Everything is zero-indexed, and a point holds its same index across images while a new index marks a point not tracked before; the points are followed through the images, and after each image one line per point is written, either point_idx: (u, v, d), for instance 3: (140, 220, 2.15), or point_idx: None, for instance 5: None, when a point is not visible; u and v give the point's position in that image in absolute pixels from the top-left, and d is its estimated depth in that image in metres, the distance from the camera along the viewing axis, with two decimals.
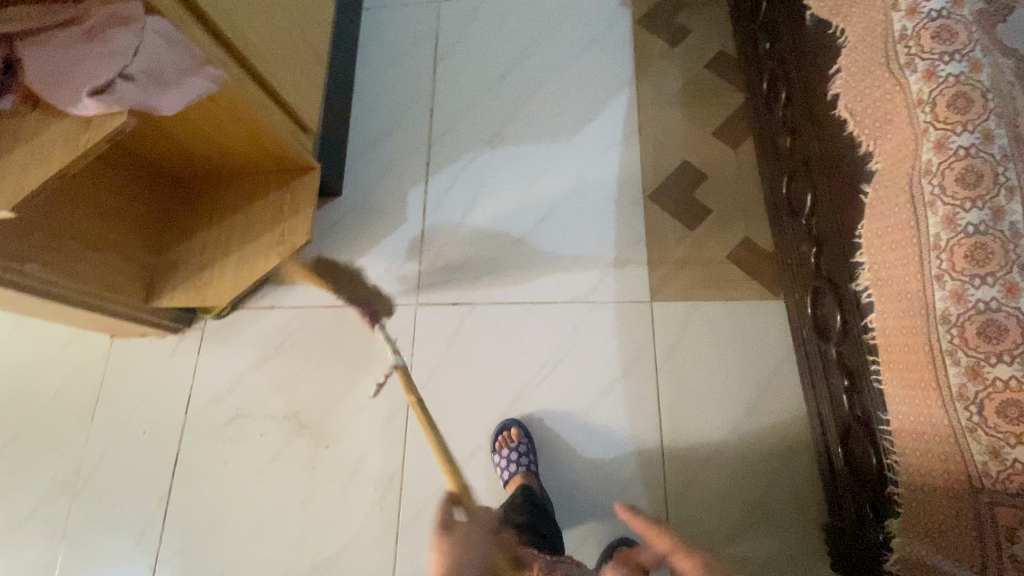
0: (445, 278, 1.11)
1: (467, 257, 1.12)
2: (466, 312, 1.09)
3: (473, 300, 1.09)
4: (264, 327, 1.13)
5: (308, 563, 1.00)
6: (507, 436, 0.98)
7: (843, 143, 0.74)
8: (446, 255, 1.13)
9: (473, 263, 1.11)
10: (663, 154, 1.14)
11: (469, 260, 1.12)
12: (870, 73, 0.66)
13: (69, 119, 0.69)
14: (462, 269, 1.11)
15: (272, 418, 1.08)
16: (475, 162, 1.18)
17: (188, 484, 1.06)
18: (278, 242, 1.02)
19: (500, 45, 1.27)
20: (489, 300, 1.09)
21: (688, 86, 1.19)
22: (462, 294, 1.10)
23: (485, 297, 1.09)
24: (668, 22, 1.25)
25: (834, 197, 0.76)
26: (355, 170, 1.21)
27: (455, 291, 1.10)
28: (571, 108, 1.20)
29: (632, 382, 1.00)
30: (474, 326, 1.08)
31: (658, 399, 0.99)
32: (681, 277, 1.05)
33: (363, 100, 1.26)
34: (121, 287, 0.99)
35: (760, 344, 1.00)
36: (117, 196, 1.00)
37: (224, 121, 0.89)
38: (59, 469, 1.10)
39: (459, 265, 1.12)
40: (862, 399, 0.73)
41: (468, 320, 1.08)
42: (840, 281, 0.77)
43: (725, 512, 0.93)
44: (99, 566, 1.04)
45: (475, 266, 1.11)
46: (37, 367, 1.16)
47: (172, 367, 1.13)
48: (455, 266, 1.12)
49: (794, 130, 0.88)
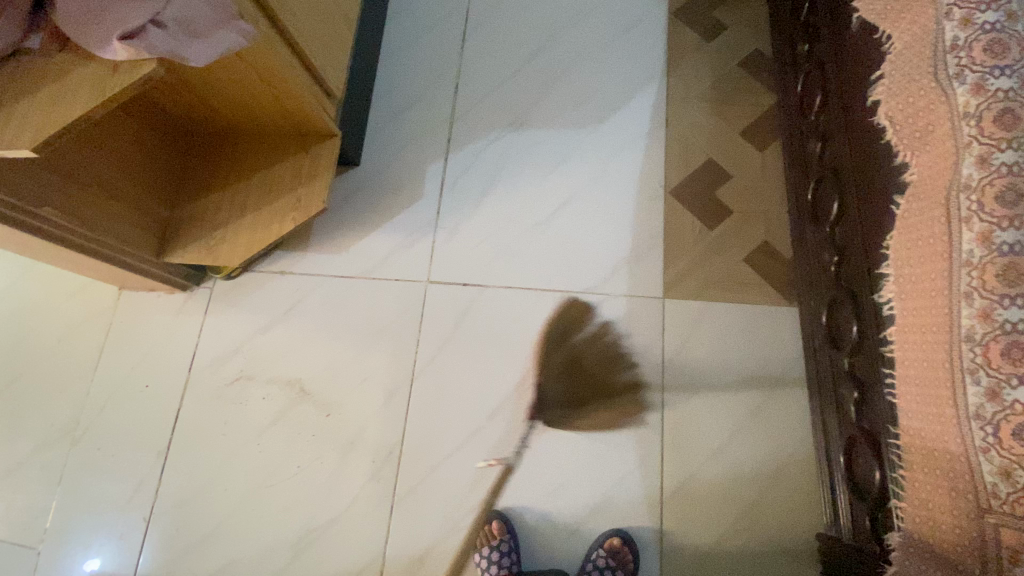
0: (457, 258, 1.11)
1: (480, 240, 1.11)
2: (476, 294, 1.08)
3: (486, 283, 1.09)
4: (274, 291, 1.13)
5: (302, 527, 1.00)
6: (490, 532, 0.94)
7: (878, 151, 0.72)
8: (460, 237, 1.12)
9: (486, 246, 1.11)
10: (688, 151, 1.12)
11: (482, 244, 1.11)
12: (914, 81, 0.65)
13: (97, 63, 0.68)
14: (474, 252, 1.11)
15: (276, 383, 1.08)
16: (497, 142, 1.17)
17: (186, 441, 1.07)
18: (293, 207, 1.01)
19: (531, 26, 1.25)
20: (500, 285, 1.08)
21: (719, 83, 1.17)
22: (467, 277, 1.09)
23: (495, 281, 1.08)
24: (704, 16, 1.22)
25: (864, 206, 0.75)
26: (376, 141, 1.19)
27: (466, 272, 1.10)
28: (598, 96, 1.18)
29: (601, 371, 1.01)
30: (482, 309, 1.07)
31: (628, 391, 1.00)
32: (697, 276, 1.04)
33: (388, 70, 1.25)
34: (134, 239, 0.98)
35: (770, 349, 0.99)
36: (136, 147, 0.99)
37: (251, 80, 0.88)
38: (59, 415, 1.10)
39: (472, 247, 1.11)
40: (871, 411, 0.73)
41: (475, 303, 1.08)
42: (859, 290, 0.76)
43: (721, 514, 0.93)
44: (93, 514, 1.05)
45: (488, 250, 1.10)
46: (44, 313, 1.16)
47: (179, 324, 1.13)
48: (468, 249, 1.11)
49: (826, 135, 0.87)
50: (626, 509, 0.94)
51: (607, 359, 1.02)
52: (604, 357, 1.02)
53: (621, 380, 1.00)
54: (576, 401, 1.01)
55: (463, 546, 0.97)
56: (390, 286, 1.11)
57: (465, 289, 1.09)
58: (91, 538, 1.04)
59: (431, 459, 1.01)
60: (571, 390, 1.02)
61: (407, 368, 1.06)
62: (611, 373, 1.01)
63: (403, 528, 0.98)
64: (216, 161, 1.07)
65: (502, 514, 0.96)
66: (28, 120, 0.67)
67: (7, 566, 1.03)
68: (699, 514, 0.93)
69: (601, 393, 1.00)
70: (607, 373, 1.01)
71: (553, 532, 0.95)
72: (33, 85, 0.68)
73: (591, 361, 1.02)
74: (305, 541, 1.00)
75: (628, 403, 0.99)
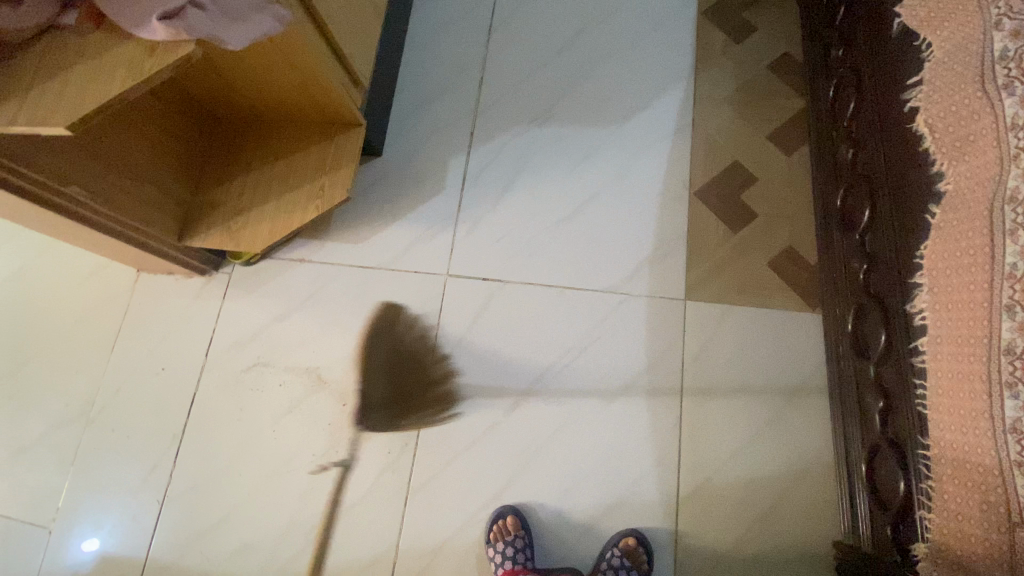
0: (476, 252, 1.10)
1: (500, 235, 1.11)
2: (495, 289, 1.08)
3: (505, 278, 1.08)
4: (293, 279, 1.12)
5: (316, 515, 1.01)
6: (504, 527, 0.94)
7: (914, 160, 0.72)
8: (481, 231, 1.12)
9: (505, 242, 1.10)
10: (713, 152, 1.12)
11: (500, 239, 1.11)
12: (959, 90, 0.64)
13: (135, 43, 0.67)
14: (493, 247, 1.10)
15: (292, 370, 1.08)
16: (521, 137, 1.16)
17: (201, 425, 1.07)
18: (317, 195, 1.01)
19: (559, 20, 1.24)
20: (518, 281, 1.08)
21: (747, 85, 1.16)
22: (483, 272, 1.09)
23: (514, 277, 1.08)
24: (734, 17, 1.21)
25: (896, 214, 0.75)
26: (399, 131, 1.19)
27: (485, 266, 1.09)
28: (624, 94, 1.17)
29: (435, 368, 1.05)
30: (498, 306, 1.07)
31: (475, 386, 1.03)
32: (719, 279, 1.04)
33: (413, 60, 1.24)
34: (157, 221, 0.98)
35: (791, 355, 0.99)
36: (162, 130, 0.99)
37: (281, 67, 0.87)
38: (75, 395, 1.10)
39: (493, 242, 1.11)
40: (897, 421, 0.73)
41: (493, 298, 1.07)
42: (888, 300, 0.76)
43: (738, 518, 0.93)
44: (106, 495, 1.05)
45: (508, 245, 1.10)
46: (62, 292, 1.16)
47: (197, 308, 1.13)
48: (488, 243, 1.11)
49: (859, 142, 0.86)
50: (640, 509, 0.94)
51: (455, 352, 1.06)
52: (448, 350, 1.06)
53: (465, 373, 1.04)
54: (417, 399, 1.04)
55: (477, 540, 0.97)
56: (409, 278, 1.10)
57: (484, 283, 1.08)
58: (105, 518, 1.04)
59: (446, 451, 1.01)
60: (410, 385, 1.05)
61: (424, 361, 1.06)
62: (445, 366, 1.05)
63: (417, 520, 0.98)
64: (239, 146, 1.07)
65: (516, 510, 0.96)
66: (63, 98, 0.66)
67: (21, 544, 1.04)
68: (715, 517, 0.93)
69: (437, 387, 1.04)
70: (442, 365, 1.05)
71: (566, 530, 0.95)
72: (70, 63, 0.68)
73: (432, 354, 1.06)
74: (319, 529, 1.00)
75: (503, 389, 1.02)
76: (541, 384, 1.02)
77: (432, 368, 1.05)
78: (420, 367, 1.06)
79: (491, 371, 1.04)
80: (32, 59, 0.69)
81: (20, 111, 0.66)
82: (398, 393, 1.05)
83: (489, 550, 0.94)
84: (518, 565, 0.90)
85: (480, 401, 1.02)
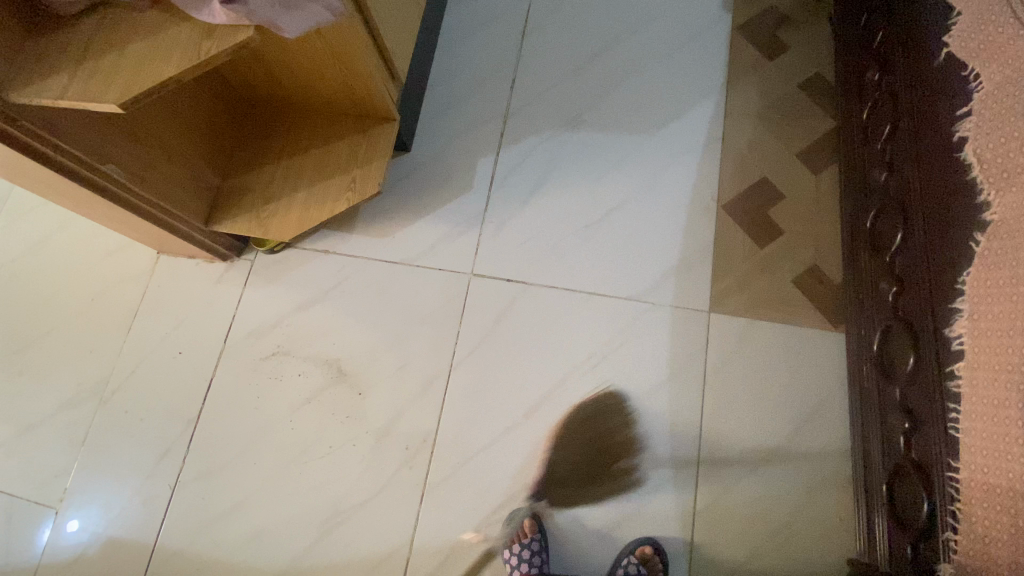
0: (599, 431, 1.00)
1: (628, 413, 1.00)
2: (621, 473, 0.97)
3: (628, 461, 0.98)
4: (317, 269, 1.12)
5: (330, 507, 1.00)
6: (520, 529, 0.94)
7: (950, 186, 0.73)
8: (609, 407, 1.01)
9: (633, 424, 0.99)
10: (742, 168, 1.13)
11: (625, 420, 1.00)
12: (1008, 122, 0.65)
13: (191, 26, 0.67)
14: (616, 426, 1.00)
15: (313, 362, 1.07)
16: (551, 140, 1.17)
17: (219, 411, 1.06)
18: (348, 187, 1.01)
19: (593, 28, 1.25)
20: (643, 466, 0.97)
21: (778, 103, 1.17)
22: (606, 455, 0.98)
23: (643, 466, 0.97)
24: (767, 35, 1.22)
25: (931, 239, 0.76)
26: (429, 128, 1.19)
27: (608, 447, 0.99)
28: (655, 104, 1.18)
29: (428, 364, 1.06)
30: (622, 490, 0.97)
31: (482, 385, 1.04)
32: (743, 292, 1.05)
33: (446, 59, 1.24)
34: (186, 204, 0.98)
35: (813, 371, 1.00)
36: (196, 112, 0.98)
37: (323, 58, 0.87)
38: (88, 375, 1.09)
39: (615, 420, 1.00)
40: (923, 442, 0.74)
41: (618, 479, 0.97)
42: (919, 323, 0.77)
43: (753, 531, 0.93)
44: (117, 477, 1.04)
45: (635, 426, 0.99)
46: (81, 270, 1.15)
47: (217, 292, 1.12)
48: (608, 418, 1.00)
49: (892, 165, 0.87)
50: (657, 518, 0.95)
51: (440, 343, 1.06)
52: (439, 345, 1.06)
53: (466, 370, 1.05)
54: (400, 391, 1.05)
55: (492, 541, 0.96)
56: (434, 275, 1.10)
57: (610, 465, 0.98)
58: (114, 500, 1.03)
59: (465, 450, 1.01)
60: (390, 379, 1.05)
61: (445, 360, 1.06)
62: (436, 362, 1.06)
63: (434, 518, 0.98)
64: (271, 134, 1.07)
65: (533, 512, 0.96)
66: (114, 74, 0.66)
67: (26, 522, 1.02)
68: (731, 529, 0.94)
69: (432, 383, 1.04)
70: (430, 364, 1.06)
71: (583, 535, 0.96)
72: (122, 39, 0.68)
73: (422, 350, 1.06)
74: (333, 521, 0.99)
75: (528, 394, 1.02)
76: (569, 387, 1.02)
77: (427, 367, 1.05)
78: (410, 364, 1.06)
79: (514, 373, 1.04)
80: (82, 35, 0.69)
81: (71, 85, 0.66)
82: (393, 386, 1.05)
83: (504, 553, 0.94)
84: (533, 567, 0.91)
85: (502, 402, 1.03)
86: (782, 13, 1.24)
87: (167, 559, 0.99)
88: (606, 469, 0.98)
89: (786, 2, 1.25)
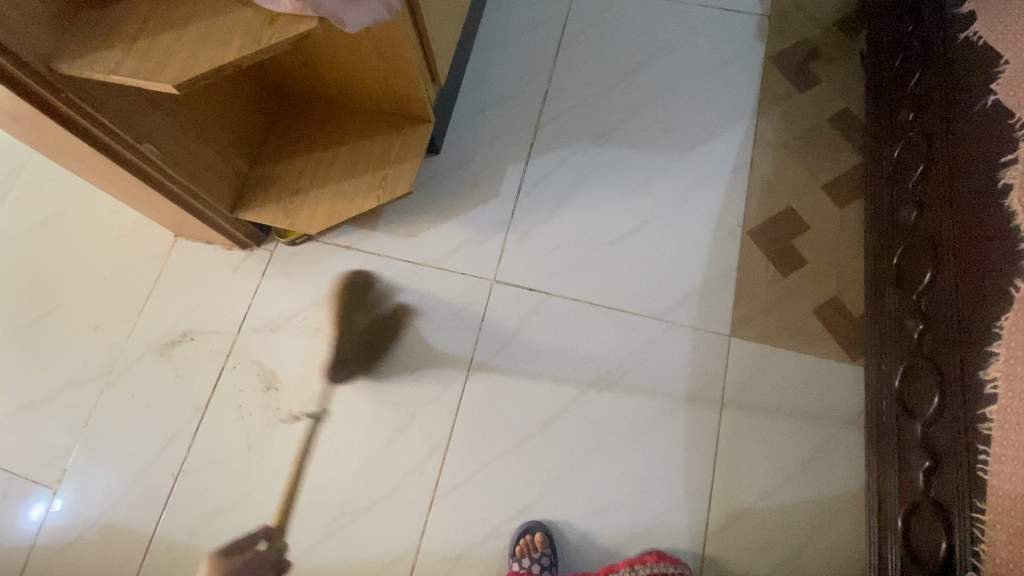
0: (419, 404, 1.03)
1: (500, 410, 1.02)
2: (440, 451, 1.00)
3: (512, 460, 0.99)
4: (338, 265, 1.11)
5: (338, 506, 0.98)
6: (531, 542, 0.92)
7: (987, 230, 0.74)
8: (431, 388, 1.04)
9: (548, 424, 1.01)
10: (768, 196, 1.14)
11: (487, 415, 1.02)
12: None
13: (254, 13, 0.66)
14: (427, 401, 1.03)
15: (329, 357, 1.06)
16: (581, 154, 1.17)
17: (226, 401, 1.04)
18: (379, 185, 1.00)
19: (627, 46, 1.25)
20: (534, 467, 0.99)
21: (807, 133, 1.18)
22: (412, 431, 1.01)
23: (501, 459, 0.99)
24: (799, 67, 1.24)
25: (964, 282, 0.77)
26: (461, 132, 1.19)
27: (415, 420, 1.02)
28: (686, 126, 1.19)
29: (444, 367, 1.05)
30: (500, 485, 0.98)
31: (495, 395, 1.03)
32: (763, 319, 1.05)
33: (479, 65, 1.24)
34: (214, 189, 0.96)
35: (830, 402, 1.00)
36: (232, 96, 0.97)
37: (368, 55, 0.86)
38: (95, 355, 1.07)
39: (437, 405, 1.03)
40: (944, 480, 0.75)
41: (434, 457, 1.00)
42: (945, 363, 0.78)
43: (763, 556, 0.93)
44: (117, 462, 1.01)
45: (527, 428, 1.01)
46: (96, 248, 1.13)
47: (235, 280, 1.11)
48: (416, 395, 1.03)
49: (923, 205, 0.89)
50: (668, 538, 0.95)
51: (455, 348, 1.06)
52: (455, 351, 1.05)
53: (480, 374, 1.04)
54: (415, 394, 1.03)
55: (501, 551, 0.95)
56: (456, 278, 1.09)
57: (374, 432, 1.02)
58: (112, 486, 1.00)
59: (478, 457, 1.00)
60: (404, 379, 1.04)
61: (463, 365, 1.04)
62: (452, 365, 1.05)
63: (444, 524, 0.97)
64: (304, 125, 1.06)
65: (546, 527, 0.95)
66: (173, 55, 0.65)
67: (21, 501, 1.00)
68: (740, 554, 0.94)
69: (445, 387, 1.03)
70: (446, 366, 1.05)
71: (591, 552, 0.95)
72: (182, 21, 0.67)
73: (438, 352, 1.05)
74: (340, 522, 0.97)
75: (542, 405, 1.02)
76: (585, 400, 1.02)
77: (444, 371, 1.04)
78: (426, 366, 1.05)
79: (530, 382, 1.03)
80: (139, 15, 0.69)
81: (125, 63, 0.66)
82: (403, 386, 1.04)
83: (512, 565, 0.91)
84: None
85: (517, 410, 1.02)
86: (814, 45, 1.26)
87: (165, 552, 0.96)
88: (416, 446, 1.01)
89: (819, 36, 1.26)
